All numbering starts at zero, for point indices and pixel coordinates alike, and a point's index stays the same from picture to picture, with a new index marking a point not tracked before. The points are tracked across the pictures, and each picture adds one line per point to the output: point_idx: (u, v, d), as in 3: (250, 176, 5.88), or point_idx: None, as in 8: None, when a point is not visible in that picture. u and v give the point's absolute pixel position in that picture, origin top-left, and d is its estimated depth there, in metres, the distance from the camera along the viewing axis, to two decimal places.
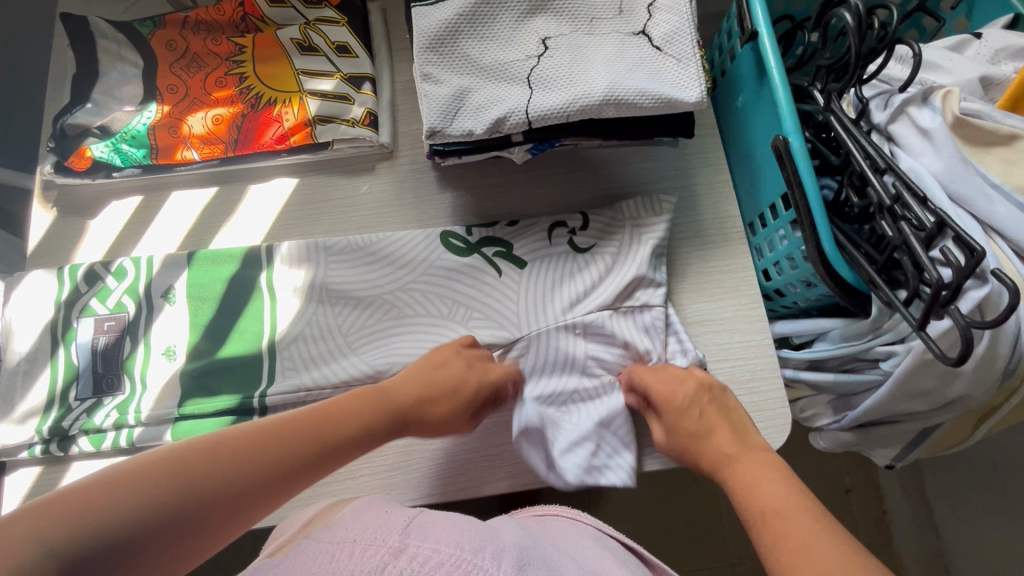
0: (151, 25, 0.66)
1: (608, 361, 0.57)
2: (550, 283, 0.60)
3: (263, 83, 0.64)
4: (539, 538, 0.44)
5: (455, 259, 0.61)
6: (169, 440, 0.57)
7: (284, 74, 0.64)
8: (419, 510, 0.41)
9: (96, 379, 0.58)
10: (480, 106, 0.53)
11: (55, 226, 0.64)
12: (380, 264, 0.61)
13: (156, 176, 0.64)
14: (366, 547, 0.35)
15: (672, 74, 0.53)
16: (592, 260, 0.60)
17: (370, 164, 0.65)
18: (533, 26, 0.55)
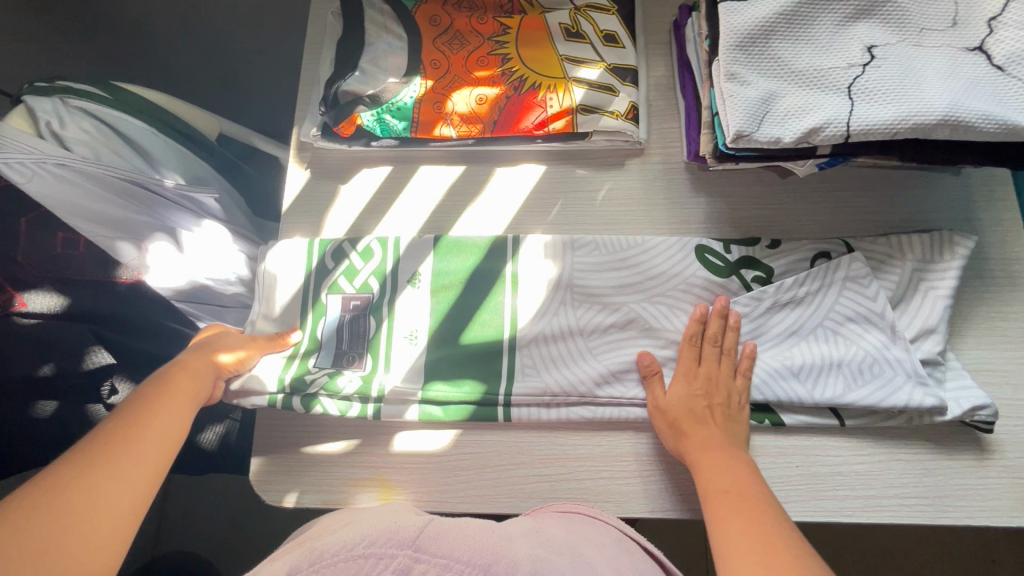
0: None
1: (915, 391, 0.53)
2: (817, 330, 0.56)
3: (526, 66, 0.63)
4: (555, 545, 0.44)
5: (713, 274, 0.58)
6: (414, 419, 0.57)
7: (548, 58, 0.63)
8: (427, 521, 0.42)
9: (338, 352, 0.60)
10: (790, 114, 0.50)
11: (308, 187, 0.66)
12: (631, 264, 0.59)
13: (409, 149, 0.65)
14: (378, 558, 0.36)
15: (1019, 98, 0.48)
16: (868, 297, 0.55)
17: (620, 159, 0.63)
18: (855, 32, 0.51)
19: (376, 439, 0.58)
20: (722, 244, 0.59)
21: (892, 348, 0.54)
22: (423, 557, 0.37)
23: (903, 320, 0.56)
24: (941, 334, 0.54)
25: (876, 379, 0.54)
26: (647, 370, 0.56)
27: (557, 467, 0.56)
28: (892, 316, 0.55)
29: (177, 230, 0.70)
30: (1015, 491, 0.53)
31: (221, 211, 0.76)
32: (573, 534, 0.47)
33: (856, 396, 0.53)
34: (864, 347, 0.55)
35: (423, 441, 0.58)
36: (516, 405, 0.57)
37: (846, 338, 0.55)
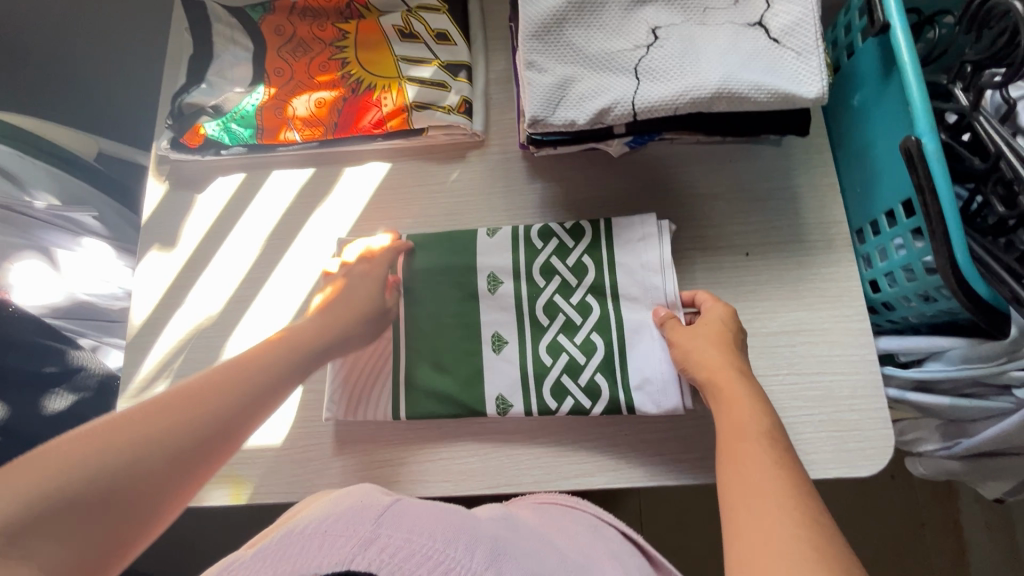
0: (261, 10, 0.69)
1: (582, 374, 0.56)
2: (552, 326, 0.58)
3: (363, 69, 0.65)
4: (525, 529, 0.44)
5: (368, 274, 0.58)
6: None
7: (384, 60, 0.65)
8: (395, 499, 0.40)
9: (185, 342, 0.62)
10: (584, 96, 0.52)
11: (166, 199, 0.68)
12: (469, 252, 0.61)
13: (259, 155, 0.67)
14: (339, 537, 0.34)
15: (791, 67, 0.50)
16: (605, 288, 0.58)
17: (461, 152, 0.66)
18: (642, 16, 0.53)
19: None
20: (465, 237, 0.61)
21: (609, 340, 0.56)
22: (385, 532, 0.35)
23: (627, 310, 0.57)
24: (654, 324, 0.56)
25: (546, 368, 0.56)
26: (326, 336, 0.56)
27: (401, 452, 0.58)
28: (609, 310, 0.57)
29: (53, 251, 0.73)
30: (833, 444, 0.54)
31: (105, 229, 0.79)
32: (545, 523, 0.47)
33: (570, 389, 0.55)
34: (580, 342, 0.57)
35: (275, 436, 0.59)
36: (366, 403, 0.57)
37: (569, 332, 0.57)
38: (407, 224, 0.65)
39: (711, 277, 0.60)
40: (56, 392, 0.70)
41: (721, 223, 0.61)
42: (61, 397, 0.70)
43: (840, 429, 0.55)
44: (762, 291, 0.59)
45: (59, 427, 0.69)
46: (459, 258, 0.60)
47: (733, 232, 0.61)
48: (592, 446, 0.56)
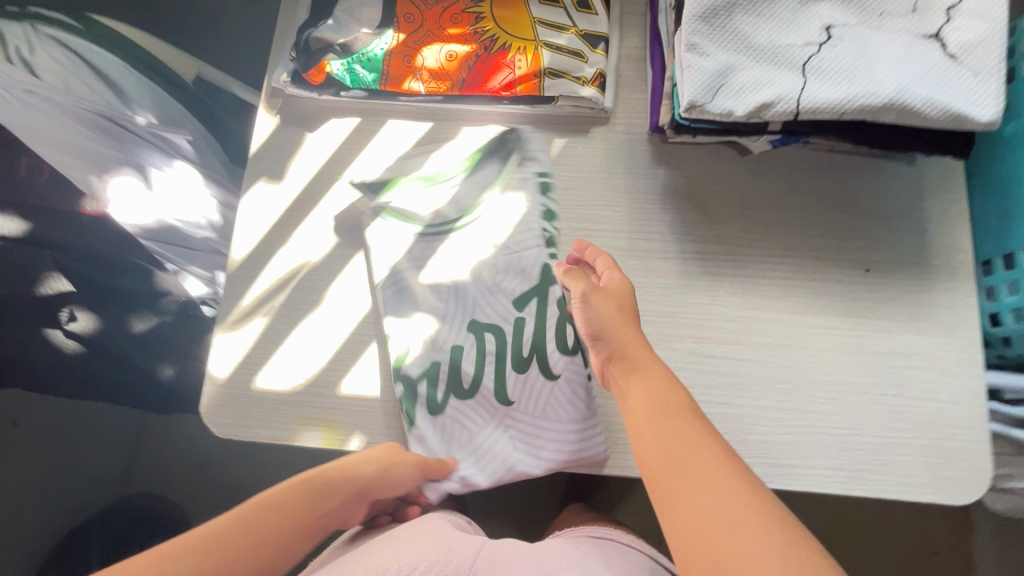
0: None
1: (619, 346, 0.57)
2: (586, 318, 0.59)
3: (497, 26, 0.63)
4: (595, 564, 0.50)
5: (427, 393, 0.58)
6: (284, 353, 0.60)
7: (519, 20, 0.63)
8: (480, 544, 0.52)
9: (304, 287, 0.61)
10: (745, 87, 0.51)
11: (277, 133, 0.66)
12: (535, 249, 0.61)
13: (378, 102, 0.65)
14: (442, 564, 0.47)
15: (967, 87, 0.49)
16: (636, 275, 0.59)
17: (585, 127, 0.64)
18: (816, 11, 0.51)
19: (324, 380, 0.59)
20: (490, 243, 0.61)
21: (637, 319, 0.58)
22: (477, 571, 0.47)
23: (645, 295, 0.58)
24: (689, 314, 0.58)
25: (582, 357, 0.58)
26: (434, 469, 0.55)
27: (495, 420, 0.58)
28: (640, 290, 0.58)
29: (147, 168, 0.71)
30: (929, 468, 0.55)
31: (195, 152, 0.76)
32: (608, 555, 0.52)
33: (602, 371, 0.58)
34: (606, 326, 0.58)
35: (369, 386, 0.59)
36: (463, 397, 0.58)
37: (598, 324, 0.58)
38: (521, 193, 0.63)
39: (827, 290, 0.59)
40: (140, 313, 0.69)
41: (842, 235, 0.60)
42: (145, 319, 0.69)
43: (939, 455, 0.55)
44: (878, 310, 0.58)
45: (141, 348, 0.69)
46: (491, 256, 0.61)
47: (855, 246, 0.60)
48: None
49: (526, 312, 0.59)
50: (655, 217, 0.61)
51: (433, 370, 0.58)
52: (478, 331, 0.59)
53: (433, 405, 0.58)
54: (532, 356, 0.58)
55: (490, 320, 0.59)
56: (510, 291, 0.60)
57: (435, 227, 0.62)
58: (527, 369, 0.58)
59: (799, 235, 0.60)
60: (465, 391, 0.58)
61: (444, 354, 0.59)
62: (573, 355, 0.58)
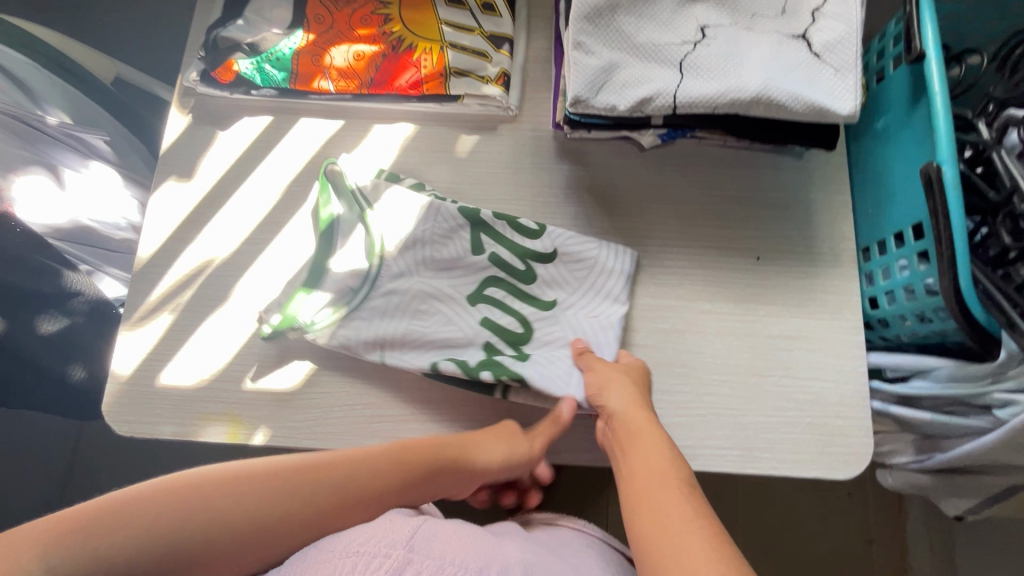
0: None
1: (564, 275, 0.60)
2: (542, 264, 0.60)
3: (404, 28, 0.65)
4: (537, 552, 0.49)
5: (458, 366, 0.56)
6: (188, 349, 0.60)
7: (426, 21, 0.65)
8: (421, 521, 0.45)
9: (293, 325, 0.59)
10: (627, 84, 0.54)
11: (187, 131, 0.66)
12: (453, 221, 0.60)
13: (289, 101, 0.66)
14: (372, 556, 0.39)
15: (828, 82, 0.52)
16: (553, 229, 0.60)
17: (493, 124, 0.66)
18: (692, 13, 0.55)
19: (230, 375, 0.59)
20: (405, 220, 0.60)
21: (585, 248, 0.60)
22: (415, 557, 0.40)
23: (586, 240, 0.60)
24: (619, 253, 0.60)
25: (547, 291, 0.60)
26: (577, 349, 0.58)
27: (401, 410, 0.59)
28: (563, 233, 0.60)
29: (59, 168, 0.71)
30: (816, 445, 0.57)
31: (113, 153, 0.78)
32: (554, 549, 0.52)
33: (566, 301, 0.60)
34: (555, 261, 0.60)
35: (274, 380, 0.59)
36: (438, 366, 0.56)
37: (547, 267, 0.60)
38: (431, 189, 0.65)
39: (721, 278, 0.61)
40: (48, 314, 0.69)
41: (734, 226, 0.63)
42: (54, 320, 0.69)
43: (825, 432, 0.58)
44: (768, 296, 0.61)
45: (49, 349, 0.68)
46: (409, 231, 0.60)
47: (748, 236, 0.63)
48: None
49: (490, 248, 0.60)
50: (559, 211, 0.63)
51: (484, 348, 0.58)
52: (476, 302, 0.59)
53: (516, 357, 0.57)
54: (528, 263, 0.60)
55: (476, 283, 0.60)
56: (461, 256, 0.60)
57: (363, 282, 0.59)
58: (536, 275, 0.60)
59: (695, 226, 0.63)
60: (521, 333, 0.58)
61: (473, 332, 0.58)
62: (543, 236, 0.60)
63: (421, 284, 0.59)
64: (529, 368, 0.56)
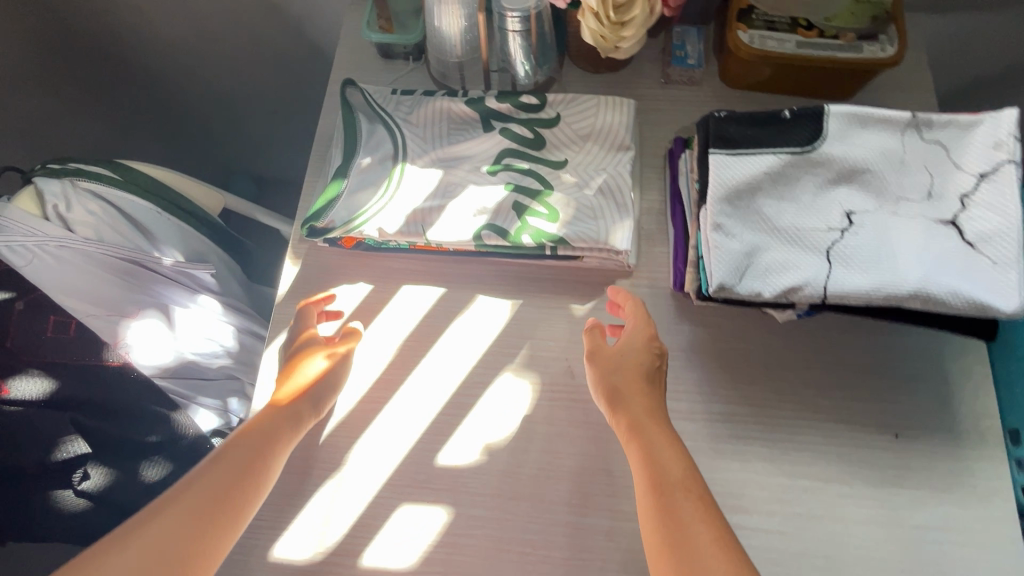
0: (404, 108, 0.68)
1: (583, 182, 0.64)
2: (562, 174, 0.64)
3: (505, 184, 0.64)
4: None
5: (547, 232, 0.61)
6: (302, 518, 0.58)
7: (524, 164, 0.65)
8: None
9: (367, 134, 0.67)
10: (772, 269, 0.52)
11: (302, 280, 0.68)
12: (519, 160, 0.65)
13: (406, 259, 0.67)
14: None
15: (987, 276, 0.50)
16: (576, 136, 0.65)
17: (610, 281, 0.65)
18: (836, 196, 0.54)
19: (344, 549, 0.57)
20: (493, 161, 0.65)
21: (582, 143, 0.65)
22: None
23: (584, 146, 0.65)
24: (620, 173, 0.64)
25: (583, 242, 0.62)
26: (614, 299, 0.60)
27: None
28: (580, 127, 0.65)
29: (170, 308, 0.71)
30: None
31: (217, 284, 0.78)
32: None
33: (598, 166, 0.65)
34: (566, 145, 0.65)
35: (391, 556, 0.57)
36: (531, 221, 0.62)
37: (562, 175, 0.64)
38: (547, 346, 0.63)
39: (859, 457, 0.58)
40: (155, 460, 0.65)
41: (867, 398, 0.60)
42: (158, 466, 0.65)
43: None
44: (908, 477, 0.57)
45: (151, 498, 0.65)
46: (513, 146, 0.65)
47: (883, 410, 0.59)
48: None
49: (503, 154, 0.65)
50: (681, 375, 0.61)
51: (514, 208, 0.63)
52: (496, 171, 0.64)
53: (548, 216, 0.62)
54: (543, 148, 0.65)
55: (479, 222, 0.63)
56: (474, 156, 0.66)
57: (460, 242, 0.63)
58: (554, 206, 0.63)
59: (826, 397, 0.60)
60: (543, 191, 0.63)
61: (502, 195, 0.63)
62: (557, 128, 0.65)
63: (519, 197, 0.63)
64: (576, 243, 0.62)
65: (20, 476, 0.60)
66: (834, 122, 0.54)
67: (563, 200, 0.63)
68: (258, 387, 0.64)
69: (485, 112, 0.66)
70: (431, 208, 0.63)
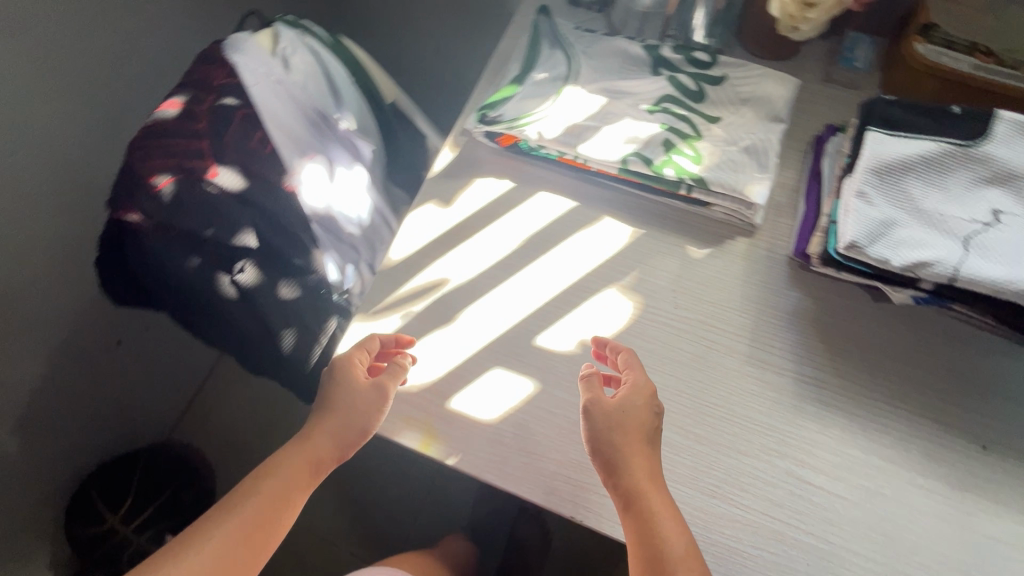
0: (584, 41, 0.76)
1: (732, 138, 0.68)
2: (714, 128, 0.69)
3: (660, 123, 0.69)
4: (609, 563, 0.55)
5: (688, 171, 0.67)
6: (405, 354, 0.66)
7: (682, 111, 0.70)
8: None
9: (545, 55, 0.75)
10: (905, 242, 0.55)
11: (454, 165, 0.76)
12: (678, 106, 0.70)
13: (549, 170, 0.74)
14: None
15: None
16: (736, 99, 0.70)
17: (730, 235, 0.69)
18: (986, 194, 0.55)
19: (437, 389, 0.64)
20: (653, 102, 0.71)
21: (739, 106, 0.70)
22: None
23: (740, 109, 0.70)
24: (769, 139, 0.68)
25: (719, 189, 0.66)
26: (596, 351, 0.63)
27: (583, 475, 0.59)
28: (741, 93, 0.71)
29: (333, 164, 0.83)
30: None
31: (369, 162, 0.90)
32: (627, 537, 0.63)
33: (750, 128, 0.69)
34: (724, 104, 0.70)
35: (476, 407, 0.63)
36: (676, 159, 0.67)
37: (714, 128, 0.69)
38: (657, 275, 0.68)
39: (940, 455, 0.59)
40: (289, 281, 0.77)
41: (961, 405, 0.60)
42: (292, 287, 0.77)
43: None
44: (990, 491, 0.57)
45: (280, 310, 0.76)
46: (675, 94, 0.71)
47: (975, 420, 0.60)
48: (773, 561, 0.55)
49: (665, 98, 0.71)
50: (778, 333, 0.64)
51: (664, 144, 0.68)
52: (654, 111, 0.70)
53: (693, 158, 0.67)
54: (703, 101, 0.71)
55: (629, 149, 0.69)
56: (638, 92, 0.72)
57: (607, 163, 0.69)
58: (700, 152, 0.68)
59: (919, 392, 0.61)
60: (693, 137, 0.69)
61: (655, 131, 0.69)
62: (720, 88, 0.71)
63: (671, 136, 0.69)
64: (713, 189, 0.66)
65: (200, 250, 0.67)
66: (1002, 127, 0.56)
67: (710, 149, 0.68)
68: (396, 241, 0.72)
69: (657, 59, 0.73)
70: (589, 128, 0.70)
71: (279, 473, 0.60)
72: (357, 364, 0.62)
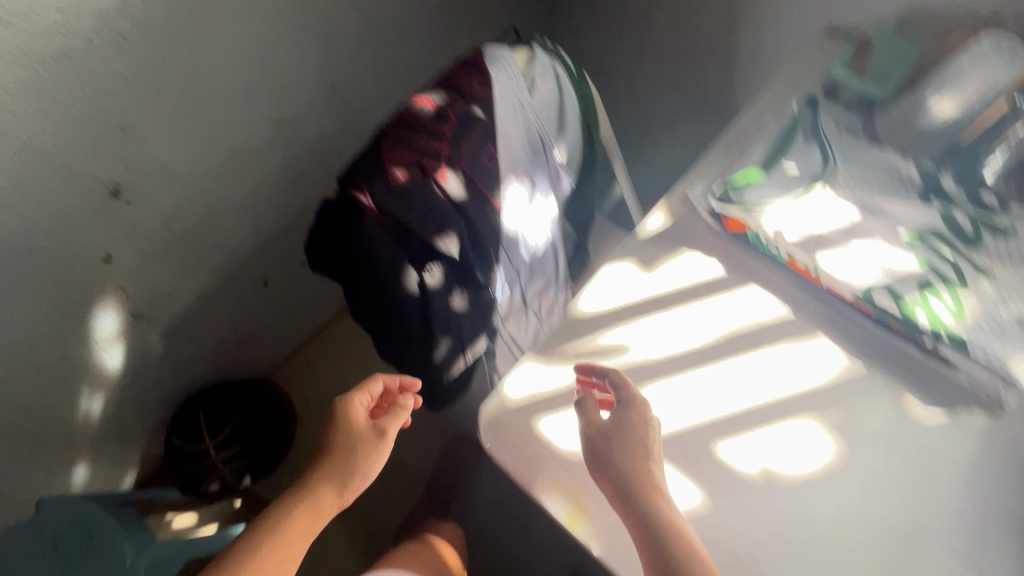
0: (846, 146, 0.72)
1: (1000, 300, 0.62)
2: (981, 281, 0.63)
3: (920, 259, 0.64)
4: None
5: (942, 321, 0.60)
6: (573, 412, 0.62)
7: (947, 252, 0.64)
8: None
9: (798, 150, 0.72)
10: None
11: (666, 231, 0.72)
12: (943, 246, 0.64)
13: (767, 267, 0.68)
14: None
15: None
16: (1008, 257, 0.64)
17: (966, 404, 0.60)
18: None
19: None
20: (916, 233, 0.65)
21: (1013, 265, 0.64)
22: None
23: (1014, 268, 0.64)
24: None
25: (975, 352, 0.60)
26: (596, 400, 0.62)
27: None
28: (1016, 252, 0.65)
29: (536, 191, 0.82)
30: None
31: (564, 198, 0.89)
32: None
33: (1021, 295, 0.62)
34: (995, 258, 0.64)
35: None
36: (933, 305, 0.61)
37: (978, 282, 0.63)
38: (870, 421, 0.60)
39: None
40: (460, 292, 0.76)
41: None
42: (462, 298, 0.77)
43: None
44: None
45: (445, 318, 0.75)
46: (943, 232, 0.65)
47: None
48: None
49: (930, 233, 0.65)
50: (1005, 538, 0.55)
51: (920, 284, 0.62)
52: (915, 242, 0.65)
53: (953, 310, 0.61)
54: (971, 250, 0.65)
55: (879, 278, 0.63)
56: (898, 217, 0.67)
57: (847, 284, 0.63)
58: (961, 304, 0.62)
59: None
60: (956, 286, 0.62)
61: (914, 266, 0.63)
62: (991, 241, 0.65)
63: (929, 278, 0.63)
64: (968, 350, 0.60)
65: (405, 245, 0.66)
66: None
67: (971, 306, 0.62)
68: (590, 288, 0.69)
69: (927, 188, 0.68)
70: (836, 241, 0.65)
71: (295, 513, 0.63)
72: (359, 406, 0.69)
